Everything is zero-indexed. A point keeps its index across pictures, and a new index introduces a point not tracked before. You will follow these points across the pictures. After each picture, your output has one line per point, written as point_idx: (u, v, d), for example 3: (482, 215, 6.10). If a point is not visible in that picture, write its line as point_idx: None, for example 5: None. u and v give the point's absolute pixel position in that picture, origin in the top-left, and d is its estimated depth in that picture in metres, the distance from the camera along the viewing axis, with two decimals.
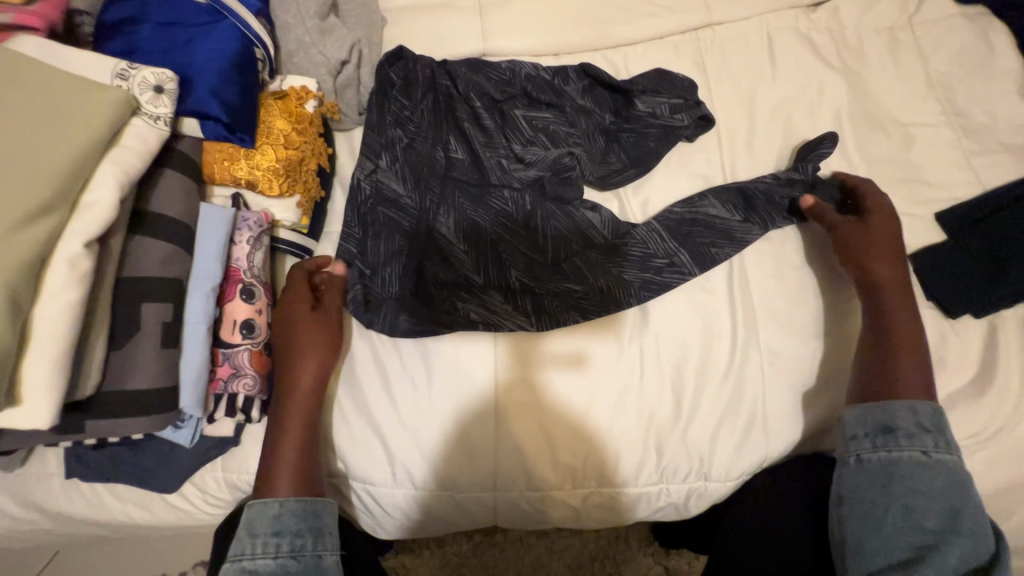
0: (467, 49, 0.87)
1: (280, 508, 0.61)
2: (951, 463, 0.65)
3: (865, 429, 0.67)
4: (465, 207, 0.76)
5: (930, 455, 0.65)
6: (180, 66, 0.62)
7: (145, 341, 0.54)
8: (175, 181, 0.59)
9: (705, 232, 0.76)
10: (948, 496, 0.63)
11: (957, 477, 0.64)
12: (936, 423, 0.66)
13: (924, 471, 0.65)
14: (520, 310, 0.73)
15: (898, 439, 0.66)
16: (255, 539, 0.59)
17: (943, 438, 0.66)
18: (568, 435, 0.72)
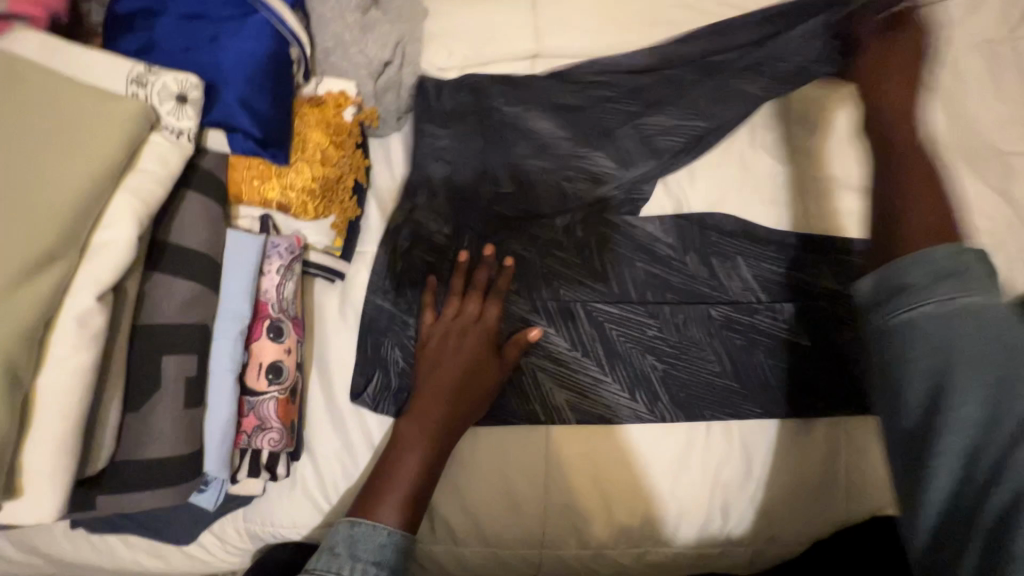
0: (518, 50, 0.78)
1: (388, 536, 0.51)
2: (981, 304, 0.38)
3: (889, 294, 0.41)
4: (512, 244, 0.69)
5: (957, 302, 0.38)
6: (205, 69, 0.52)
7: (165, 401, 0.46)
8: (198, 206, 0.51)
9: (809, 301, 0.69)
10: (940, 353, 0.38)
11: (996, 313, 0.38)
12: (939, 272, 0.40)
13: (934, 332, 0.39)
14: (592, 359, 0.67)
15: (925, 300, 0.39)
16: (355, 563, 0.48)
17: (981, 285, 0.39)
18: (626, 491, 0.65)
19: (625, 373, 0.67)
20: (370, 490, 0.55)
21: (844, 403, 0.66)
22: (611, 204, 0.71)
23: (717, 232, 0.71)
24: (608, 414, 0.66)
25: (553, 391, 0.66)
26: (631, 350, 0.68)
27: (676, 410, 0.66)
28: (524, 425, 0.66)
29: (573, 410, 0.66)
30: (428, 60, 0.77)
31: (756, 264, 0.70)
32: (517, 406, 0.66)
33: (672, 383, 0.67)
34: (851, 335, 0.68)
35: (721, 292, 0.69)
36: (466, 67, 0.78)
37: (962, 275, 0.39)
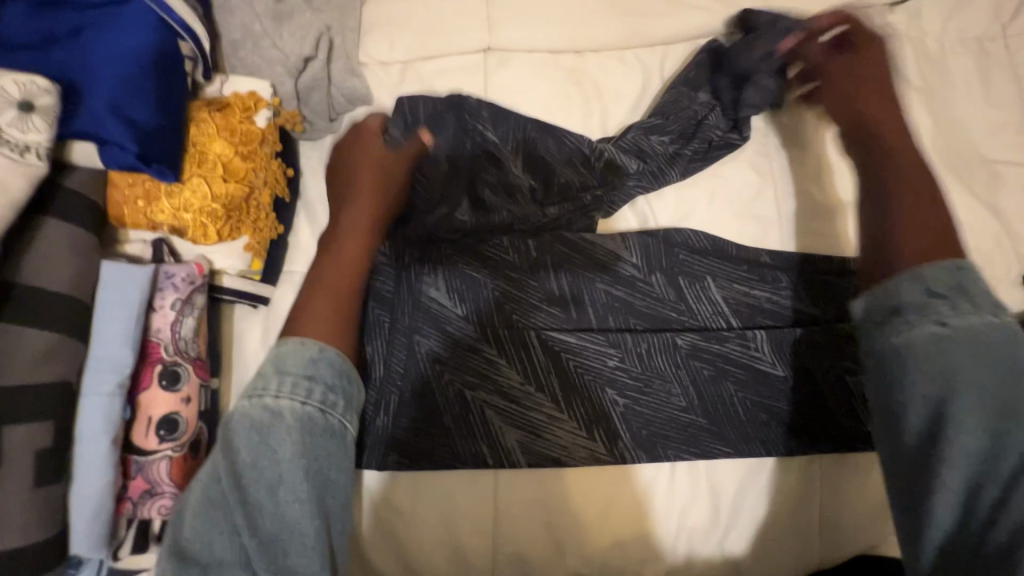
0: (468, 42, 0.70)
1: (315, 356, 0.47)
2: (982, 326, 0.43)
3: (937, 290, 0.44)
4: (459, 262, 0.61)
5: (950, 326, 0.43)
6: (65, 67, 0.43)
7: (10, 482, 0.37)
8: (60, 234, 0.42)
9: (784, 325, 0.63)
10: (943, 379, 0.42)
11: (1002, 333, 0.43)
12: (960, 285, 0.44)
13: (945, 351, 0.42)
14: (547, 393, 0.60)
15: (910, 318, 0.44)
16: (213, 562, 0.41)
17: (968, 300, 0.44)
18: (582, 541, 0.59)
19: (583, 410, 0.60)
20: None
21: (818, 439, 0.61)
22: (565, 220, 0.64)
23: (685, 249, 0.64)
24: (562, 458, 0.59)
25: (501, 426, 0.59)
26: (590, 384, 0.60)
27: (638, 450, 0.60)
28: (468, 467, 0.58)
29: (525, 452, 0.59)
30: (365, 53, 0.68)
31: (727, 285, 0.64)
32: (460, 447, 0.58)
33: (634, 421, 0.60)
34: (829, 364, 0.62)
35: (689, 318, 0.63)
36: (409, 61, 0.69)
37: (967, 286, 0.44)
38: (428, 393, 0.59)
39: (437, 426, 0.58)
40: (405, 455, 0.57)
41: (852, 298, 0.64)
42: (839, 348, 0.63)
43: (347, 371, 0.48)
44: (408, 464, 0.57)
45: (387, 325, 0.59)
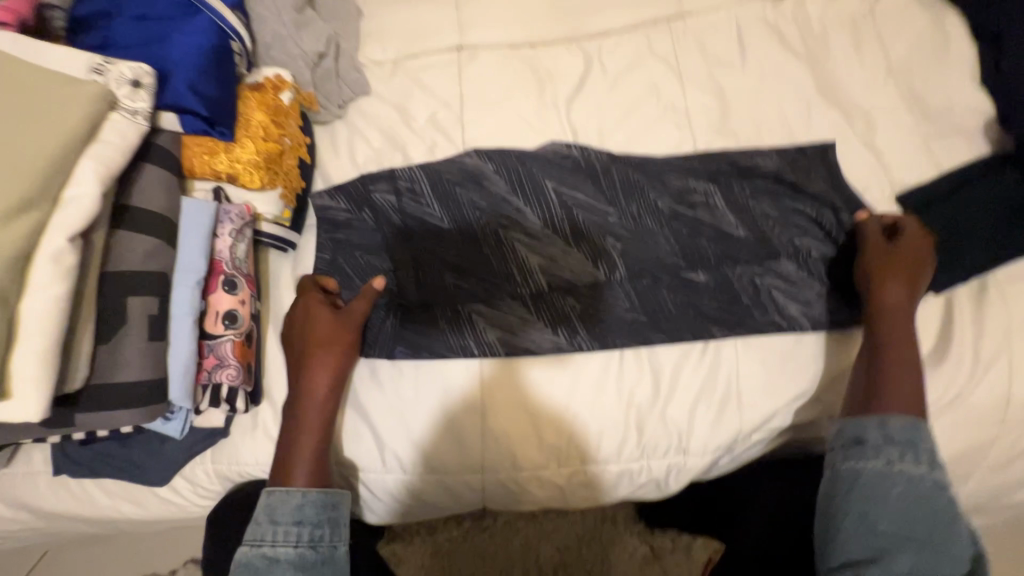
0: (444, 42, 0.89)
1: (303, 497, 0.62)
2: (916, 474, 0.62)
3: (890, 437, 0.64)
4: (464, 204, 0.78)
5: (894, 466, 0.63)
6: (155, 61, 0.61)
7: (132, 334, 0.54)
8: (156, 176, 0.59)
9: (707, 234, 0.79)
10: (870, 500, 0.62)
11: (927, 481, 0.62)
12: (910, 438, 0.64)
13: (888, 484, 0.62)
14: (520, 300, 0.76)
15: (865, 450, 0.65)
16: (276, 527, 0.60)
17: (915, 452, 0.64)
18: (551, 418, 0.74)
19: (549, 311, 0.76)
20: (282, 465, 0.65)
21: (737, 326, 0.76)
22: (546, 168, 0.80)
23: (632, 177, 0.81)
24: (533, 347, 0.75)
25: (490, 325, 0.75)
26: (554, 292, 0.77)
27: (592, 340, 0.75)
28: (460, 359, 0.74)
29: (504, 344, 0.74)
30: (364, 55, 0.89)
31: (663, 209, 0.80)
32: (453, 341, 0.74)
33: (588, 324, 0.76)
34: (740, 269, 0.78)
35: (637, 236, 0.79)
36: (398, 59, 0.89)
37: (917, 439, 0.64)
38: (429, 297, 0.76)
39: (436, 328, 0.74)
40: (411, 349, 0.73)
41: (762, 216, 0.80)
42: (748, 256, 0.79)
43: (324, 502, 0.63)
44: (412, 355, 0.73)
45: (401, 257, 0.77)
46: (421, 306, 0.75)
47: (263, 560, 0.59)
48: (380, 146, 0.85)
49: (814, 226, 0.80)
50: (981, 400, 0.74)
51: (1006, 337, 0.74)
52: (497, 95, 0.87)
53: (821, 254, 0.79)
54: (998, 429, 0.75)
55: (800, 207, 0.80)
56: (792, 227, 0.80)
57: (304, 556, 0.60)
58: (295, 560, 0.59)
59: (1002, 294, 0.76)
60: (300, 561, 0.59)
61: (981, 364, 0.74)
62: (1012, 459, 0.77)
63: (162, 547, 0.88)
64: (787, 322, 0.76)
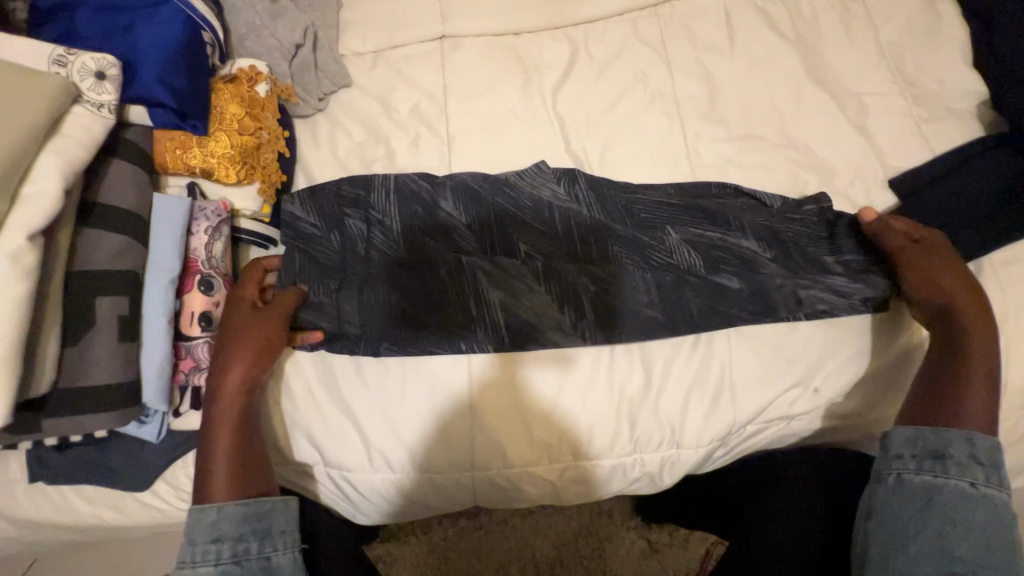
0: (426, 31, 0.87)
1: (218, 513, 0.57)
2: (995, 497, 0.63)
3: (978, 456, 0.64)
4: (426, 240, 0.75)
5: (977, 489, 0.64)
6: (121, 51, 0.59)
7: (101, 335, 0.53)
8: (125, 171, 0.58)
9: (689, 252, 0.77)
10: (941, 517, 0.63)
11: (1003, 506, 0.63)
12: (991, 457, 0.65)
13: (966, 503, 0.63)
14: (526, 279, 0.74)
15: (948, 466, 0.65)
16: (194, 547, 0.56)
17: (997, 473, 0.64)
18: (543, 413, 0.73)
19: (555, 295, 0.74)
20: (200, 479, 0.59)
21: (733, 313, 0.74)
22: (505, 203, 0.77)
23: (612, 198, 0.79)
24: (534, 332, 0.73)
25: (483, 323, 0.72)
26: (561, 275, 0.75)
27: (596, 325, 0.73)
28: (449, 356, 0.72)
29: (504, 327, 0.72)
30: (343, 45, 0.87)
31: (641, 232, 0.77)
32: (447, 332, 0.72)
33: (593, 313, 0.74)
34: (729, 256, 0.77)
35: (609, 265, 0.76)
36: (379, 50, 0.87)
37: (999, 459, 0.65)
38: (427, 283, 0.73)
39: (436, 321, 0.72)
40: (397, 345, 0.71)
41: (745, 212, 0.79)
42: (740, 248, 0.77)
43: (247, 514, 0.58)
44: (398, 351, 0.71)
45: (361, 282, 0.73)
46: (409, 316, 0.72)
47: None
48: (362, 139, 0.83)
49: (825, 248, 0.78)
50: None
51: (1003, 323, 0.73)
52: (482, 84, 0.85)
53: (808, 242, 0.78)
54: None
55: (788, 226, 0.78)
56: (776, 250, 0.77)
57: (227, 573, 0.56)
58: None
59: (996, 278, 0.75)
60: None
61: None
62: (1009, 446, 0.76)
63: (148, 553, 0.86)
64: (784, 309, 0.74)
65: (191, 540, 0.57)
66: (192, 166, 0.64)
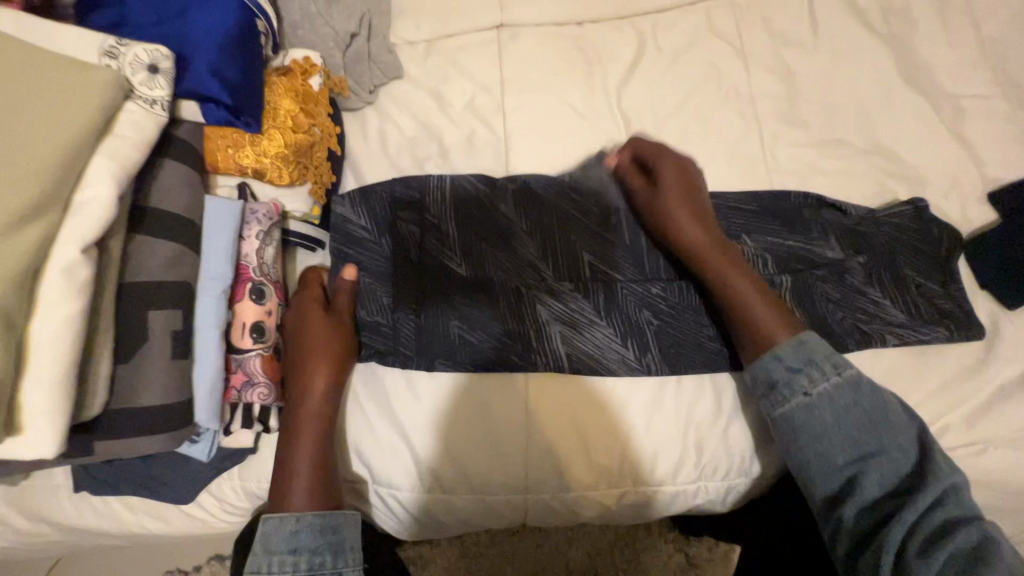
0: (484, 20, 0.82)
1: (298, 523, 0.57)
2: (834, 390, 0.60)
3: (792, 365, 0.61)
4: (489, 243, 0.71)
5: (813, 394, 0.60)
6: (173, 40, 0.55)
7: (153, 352, 0.49)
8: (176, 173, 0.54)
9: (776, 266, 0.70)
10: (816, 438, 0.59)
11: (844, 394, 0.59)
12: (806, 358, 0.61)
13: (812, 414, 0.60)
14: (589, 296, 0.69)
15: (781, 391, 0.61)
16: (271, 558, 0.55)
17: (819, 367, 0.61)
18: (603, 435, 0.68)
19: (619, 315, 0.69)
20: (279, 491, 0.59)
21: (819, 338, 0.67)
22: (575, 207, 0.73)
23: None
24: (595, 355, 0.68)
25: (547, 338, 0.68)
26: (626, 295, 0.70)
27: (661, 356, 0.68)
28: (506, 372, 0.67)
29: (566, 345, 0.68)
30: (396, 35, 0.82)
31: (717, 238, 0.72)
32: (503, 354, 0.67)
33: (659, 330, 0.69)
34: (812, 273, 0.69)
35: (680, 273, 0.71)
36: (434, 40, 0.82)
37: (812, 354, 0.61)
38: (479, 300, 0.68)
39: (491, 343, 0.67)
40: (452, 363, 0.67)
41: (832, 223, 0.72)
42: (828, 267, 0.70)
43: (325, 526, 0.57)
44: (454, 369, 0.67)
45: (415, 296, 0.68)
46: (467, 330, 0.67)
47: None
48: (414, 135, 0.78)
49: (923, 260, 0.71)
50: None
51: None
52: (542, 78, 0.79)
53: (897, 257, 0.71)
54: None
55: (878, 236, 0.71)
56: (864, 266, 0.70)
57: None
58: None
59: None
60: None
61: None
62: None
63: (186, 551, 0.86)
64: (872, 334, 0.67)
65: (268, 550, 0.55)
66: (246, 167, 0.60)
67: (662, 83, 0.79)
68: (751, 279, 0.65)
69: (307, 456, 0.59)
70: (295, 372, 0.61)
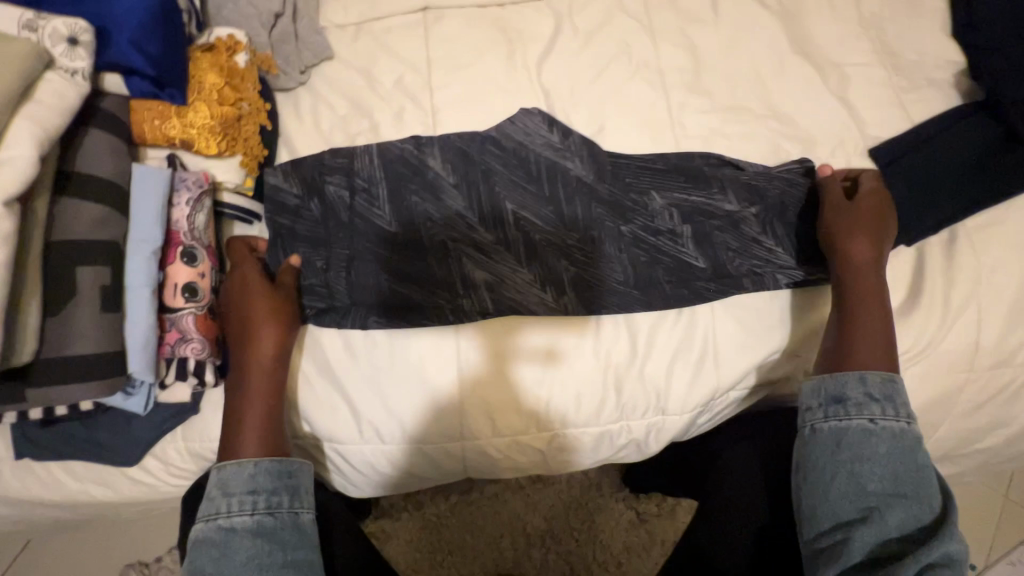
0: (409, 2, 0.86)
1: (255, 467, 0.61)
2: (898, 430, 0.62)
3: (866, 391, 0.64)
4: (417, 204, 0.75)
5: (877, 424, 0.63)
6: (94, 15, 0.58)
7: (82, 306, 0.52)
8: (101, 140, 0.57)
9: (675, 217, 0.77)
10: (850, 462, 0.62)
11: (907, 438, 0.62)
12: (887, 393, 0.64)
13: (865, 439, 0.62)
14: (509, 249, 0.75)
15: (848, 408, 0.64)
16: (230, 499, 0.59)
17: (893, 406, 0.64)
18: (529, 381, 0.73)
19: (541, 267, 0.75)
20: (231, 444, 0.63)
21: (712, 278, 0.75)
22: (500, 168, 0.77)
23: (600, 157, 0.79)
24: (516, 302, 0.73)
25: (473, 285, 0.73)
26: (547, 249, 0.75)
27: (577, 300, 0.74)
28: (435, 324, 0.72)
29: (489, 295, 0.73)
30: (325, 18, 0.86)
31: (626, 192, 0.78)
32: (429, 307, 0.72)
33: (575, 277, 0.75)
34: (708, 223, 0.77)
35: (597, 224, 0.76)
36: (362, 23, 0.86)
37: (893, 394, 0.64)
38: (407, 257, 0.74)
39: (418, 295, 0.73)
40: (383, 318, 0.72)
41: (732, 178, 0.78)
42: (722, 217, 0.78)
43: (280, 470, 0.62)
44: (386, 324, 0.72)
45: (346, 255, 0.73)
46: (397, 284, 0.73)
47: (220, 531, 0.57)
48: (346, 111, 0.82)
49: (811, 209, 0.79)
50: (954, 347, 0.75)
51: (976, 290, 0.75)
52: (465, 56, 0.84)
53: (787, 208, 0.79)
54: (970, 376, 0.76)
55: (769, 189, 0.79)
56: (759, 215, 0.78)
57: (262, 524, 0.59)
58: (252, 527, 0.58)
59: (970, 243, 0.77)
60: (258, 528, 0.58)
61: (953, 311, 0.75)
62: (977, 408, 0.79)
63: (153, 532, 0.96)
64: (759, 274, 0.76)
65: (226, 493, 0.59)
66: (172, 137, 0.63)
67: (578, 58, 0.85)
68: (883, 319, 0.70)
69: (259, 410, 0.64)
70: (243, 334, 0.66)
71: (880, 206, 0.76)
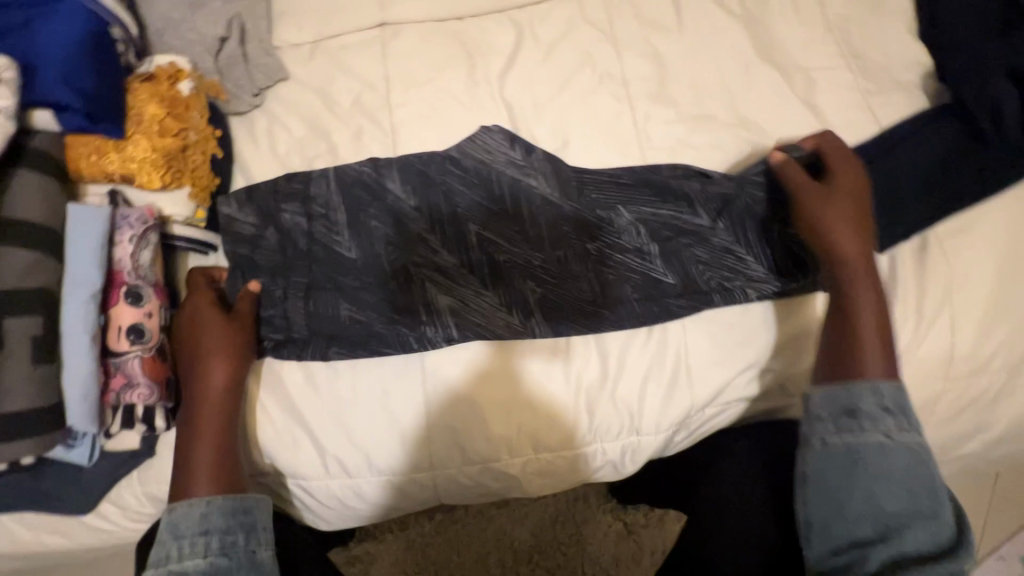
0: (364, 19, 0.84)
1: (207, 507, 0.58)
2: (913, 444, 0.63)
3: (883, 404, 0.64)
4: (377, 228, 0.73)
5: (892, 438, 0.63)
6: (21, 52, 0.56)
7: (13, 359, 0.52)
8: (31, 184, 0.56)
9: (642, 232, 0.76)
10: (866, 479, 0.62)
11: (921, 451, 0.63)
12: (898, 404, 0.64)
13: (880, 456, 0.62)
14: (474, 272, 0.73)
15: (862, 422, 0.64)
16: (181, 542, 0.56)
17: (904, 418, 0.64)
18: (498, 406, 0.71)
19: (506, 289, 0.73)
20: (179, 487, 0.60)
21: (685, 295, 0.74)
22: (461, 188, 0.75)
23: (564, 172, 0.77)
24: (481, 325, 0.71)
25: (436, 311, 0.71)
26: (512, 271, 0.73)
27: (545, 322, 0.72)
28: (399, 353, 0.70)
29: (455, 320, 0.71)
30: (277, 38, 0.83)
31: (592, 207, 0.76)
32: (392, 335, 0.70)
33: (542, 299, 0.73)
34: (677, 237, 0.76)
35: (563, 241, 0.75)
36: (316, 41, 0.84)
37: (904, 402, 0.64)
38: (369, 284, 0.71)
39: (381, 323, 0.70)
40: (344, 348, 0.69)
41: (700, 190, 0.77)
42: (689, 231, 0.76)
43: (236, 507, 0.59)
44: (346, 354, 0.69)
45: (304, 284, 0.71)
46: (357, 313, 0.70)
47: None
48: (302, 134, 0.79)
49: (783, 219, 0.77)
50: (929, 354, 0.74)
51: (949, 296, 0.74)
52: (424, 73, 0.82)
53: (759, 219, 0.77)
54: (947, 383, 0.75)
55: (741, 198, 0.77)
56: (728, 226, 0.76)
57: (216, 566, 0.55)
58: (206, 570, 0.55)
59: (942, 248, 0.76)
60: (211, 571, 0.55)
61: (926, 319, 0.74)
62: (955, 414, 0.77)
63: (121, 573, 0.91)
64: (731, 288, 0.74)
65: (178, 537, 0.56)
66: (110, 173, 0.60)
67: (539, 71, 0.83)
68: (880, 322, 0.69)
69: (210, 447, 0.61)
70: (194, 368, 0.63)
71: (863, 197, 0.73)
